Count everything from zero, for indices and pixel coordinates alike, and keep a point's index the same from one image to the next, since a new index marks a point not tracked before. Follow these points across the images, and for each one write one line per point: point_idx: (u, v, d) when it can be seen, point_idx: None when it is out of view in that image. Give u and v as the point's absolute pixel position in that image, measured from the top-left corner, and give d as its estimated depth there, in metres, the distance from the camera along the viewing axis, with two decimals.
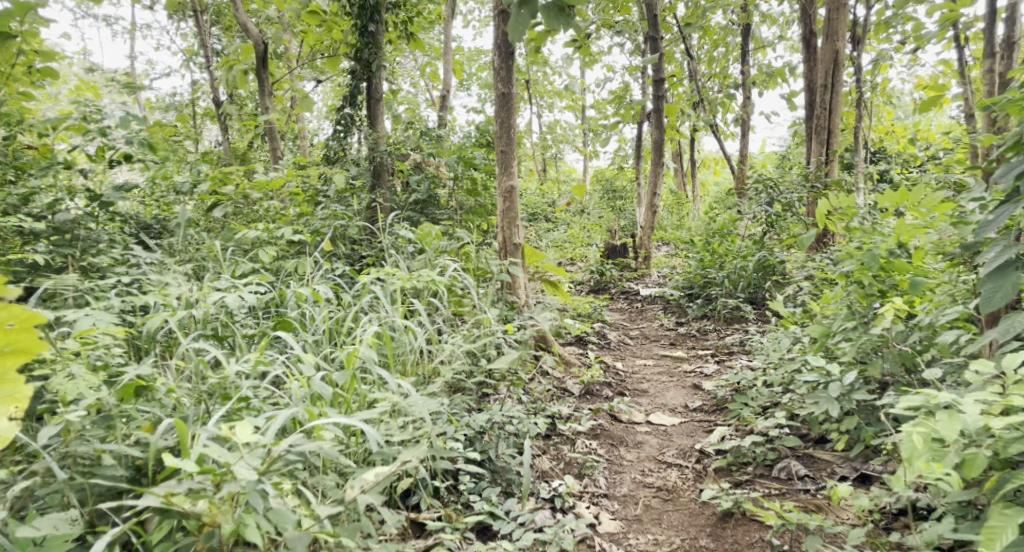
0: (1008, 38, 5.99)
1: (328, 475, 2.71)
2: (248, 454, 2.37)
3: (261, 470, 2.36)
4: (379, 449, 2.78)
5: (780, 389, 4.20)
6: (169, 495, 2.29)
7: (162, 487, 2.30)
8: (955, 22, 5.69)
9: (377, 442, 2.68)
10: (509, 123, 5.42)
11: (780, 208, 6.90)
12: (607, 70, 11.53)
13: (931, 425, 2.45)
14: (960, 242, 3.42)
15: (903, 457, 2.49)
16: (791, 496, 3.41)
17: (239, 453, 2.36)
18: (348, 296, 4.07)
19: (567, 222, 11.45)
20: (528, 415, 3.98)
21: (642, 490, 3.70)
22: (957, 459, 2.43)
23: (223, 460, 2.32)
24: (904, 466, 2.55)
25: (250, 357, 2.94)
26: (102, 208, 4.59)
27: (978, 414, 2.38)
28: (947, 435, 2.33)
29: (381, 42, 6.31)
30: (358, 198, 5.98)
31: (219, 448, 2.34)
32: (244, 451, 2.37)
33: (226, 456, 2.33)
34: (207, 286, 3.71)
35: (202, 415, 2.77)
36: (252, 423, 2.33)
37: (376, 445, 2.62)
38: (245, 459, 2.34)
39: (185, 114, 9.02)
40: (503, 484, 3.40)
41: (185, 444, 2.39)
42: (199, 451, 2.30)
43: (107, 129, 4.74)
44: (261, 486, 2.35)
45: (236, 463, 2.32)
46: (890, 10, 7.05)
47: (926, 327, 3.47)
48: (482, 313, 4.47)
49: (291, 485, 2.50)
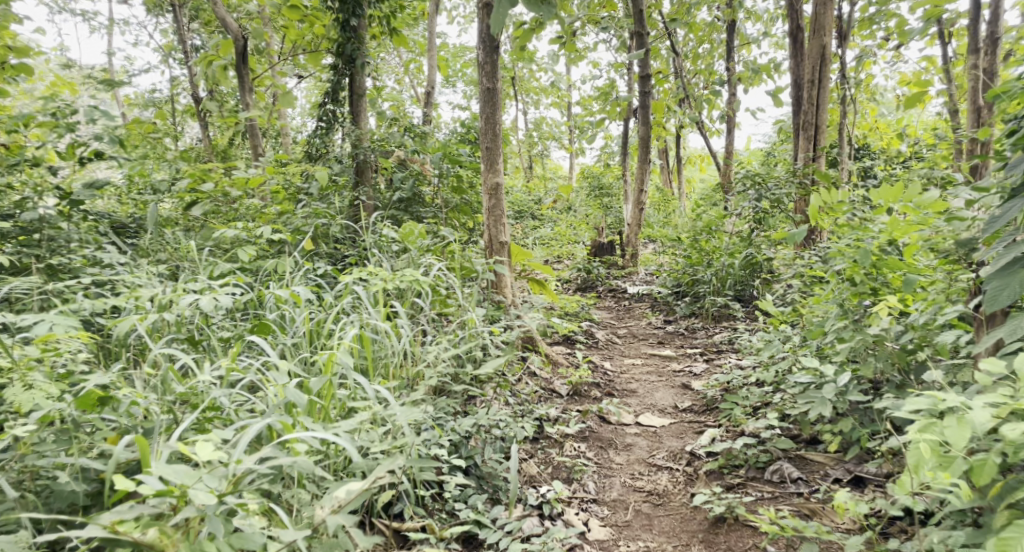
0: (993, 34, 5.94)
1: (302, 489, 2.59)
2: (208, 475, 2.26)
3: (223, 491, 2.24)
4: (357, 461, 2.66)
5: (771, 389, 4.13)
6: (117, 523, 2.14)
7: (109, 515, 2.16)
8: (940, 17, 5.63)
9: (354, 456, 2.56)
10: (494, 120, 5.30)
11: (768, 204, 6.82)
12: (593, 66, 11.44)
13: (938, 431, 2.37)
14: (955, 239, 3.33)
15: (908, 465, 2.40)
16: (784, 500, 3.33)
17: (197, 473, 2.25)
18: (329, 297, 3.95)
19: (554, 220, 11.37)
20: (514, 418, 3.88)
21: (632, 495, 3.61)
22: (964, 466, 2.35)
23: (179, 481, 2.21)
24: (908, 475, 2.46)
25: (221, 363, 2.81)
26: (73, 207, 4.44)
27: (987, 416, 2.29)
28: (959, 442, 2.25)
29: (363, 36, 6.18)
30: (340, 196, 5.86)
31: (176, 467, 2.23)
32: (203, 471, 2.27)
33: (182, 476, 2.22)
34: (182, 288, 3.59)
35: (169, 424, 2.64)
36: (212, 442, 2.22)
37: (352, 461, 2.48)
38: (202, 480, 2.23)
39: (165, 111, 8.86)
40: (489, 491, 3.29)
41: (143, 460, 2.28)
42: (155, 472, 2.19)
43: (78, 124, 4.57)
44: (222, 510, 2.23)
45: (192, 484, 2.21)
46: (875, 6, 6.99)
47: (921, 326, 3.39)
48: (467, 313, 4.35)
49: (259, 504, 2.36)
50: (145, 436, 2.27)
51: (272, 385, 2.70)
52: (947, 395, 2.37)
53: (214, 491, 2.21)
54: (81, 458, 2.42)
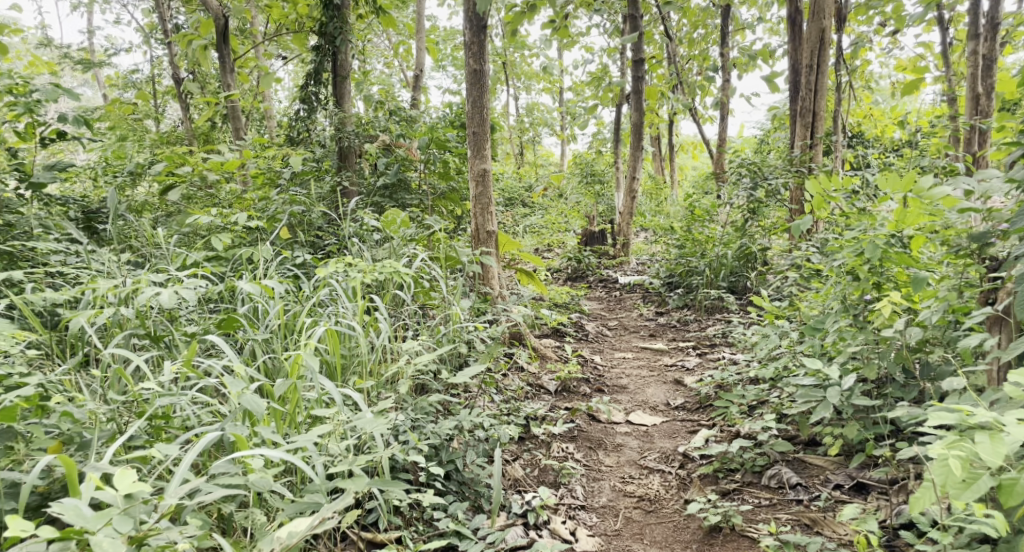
0: (993, 19, 5.78)
1: (257, 508, 2.38)
2: (120, 514, 2.05)
3: (133, 536, 2.03)
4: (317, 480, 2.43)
5: (768, 387, 3.94)
6: None
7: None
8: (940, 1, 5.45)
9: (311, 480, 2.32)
10: (481, 103, 5.07)
11: (764, 193, 6.63)
12: (585, 51, 11.18)
13: (970, 447, 2.20)
14: (969, 234, 3.15)
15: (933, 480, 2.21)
16: (782, 508, 3.16)
17: (108, 512, 2.04)
18: (305, 289, 3.74)
19: (544, 208, 11.16)
20: (499, 419, 3.69)
21: (622, 500, 3.43)
22: (993, 484, 2.17)
23: (80, 523, 2.00)
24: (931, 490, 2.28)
25: (174, 366, 2.58)
26: (34, 191, 4.22)
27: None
28: (995, 459, 2.07)
29: (347, 15, 5.91)
30: (322, 182, 5.61)
31: (82, 506, 2.02)
32: (116, 509, 2.06)
33: (85, 518, 2.01)
34: (144, 279, 3.37)
35: (115, 434, 2.44)
36: (132, 474, 2.05)
37: (306, 487, 2.25)
38: (112, 523, 2.02)
39: (147, 93, 8.58)
40: (471, 498, 3.11)
41: (68, 486, 2.11)
42: (56, 510, 1.99)
43: (40, 104, 4.30)
44: None
45: (96, 528, 1.99)
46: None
47: (932, 324, 3.21)
48: (452, 307, 4.15)
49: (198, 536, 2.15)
50: (70, 458, 2.12)
51: (227, 392, 2.48)
52: (974, 410, 2.20)
53: (119, 537, 1.99)
54: (9, 473, 2.22)
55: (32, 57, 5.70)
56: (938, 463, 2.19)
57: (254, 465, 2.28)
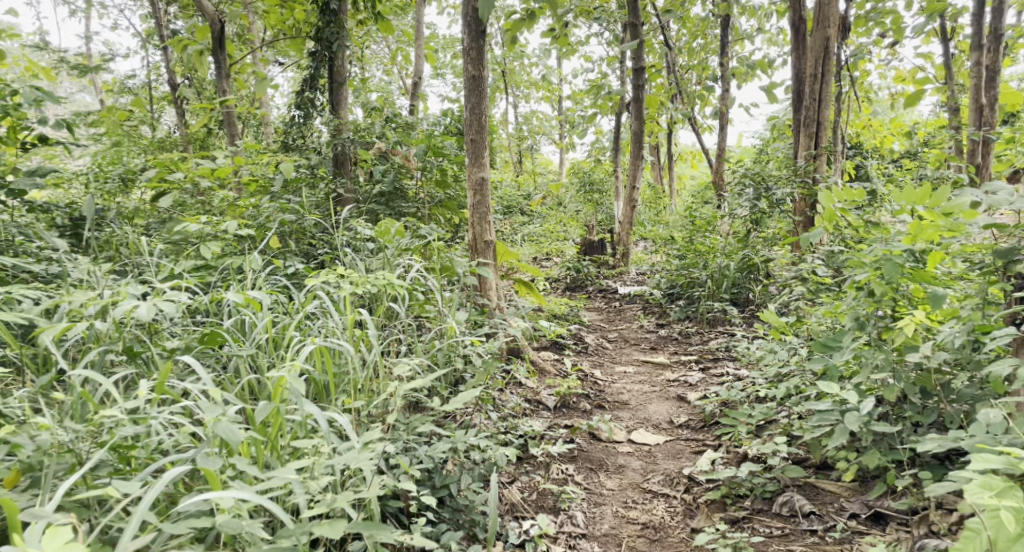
0: (996, 30, 5.70)
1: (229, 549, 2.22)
2: None
3: None
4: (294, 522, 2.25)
5: (777, 406, 3.78)
6: None
7: None
8: (940, 11, 5.43)
9: (285, 523, 2.15)
10: (479, 109, 4.91)
11: (767, 204, 6.47)
12: (585, 59, 11.05)
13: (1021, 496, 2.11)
14: (991, 251, 3.00)
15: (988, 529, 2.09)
16: (795, 539, 3.01)
17: None
18: (294, 301, 3.57)
19: (543, 217, 11.00)
20: (496, 438, 3.53)
21: (625, 528, 3.28)
22: None
23: None
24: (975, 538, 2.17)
25: (148, 388, 2.41)
26: (15, 198, 4.06)
27: None
28: None
29: (344, 19, 5.76)
30: (315, 189, 5.44)
31: None
32: None
33: None
34: (123, 290, 3.19)
35: (79, 464, 2.27)
36: (65, 535, 1.90)
37: (277, 529, 2.09)
38: None
39: (142, 98, 8.41)
40: (466, 526, 2.95)
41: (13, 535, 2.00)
42: None
43: (22, 108, 4.15)
44: None
45: None
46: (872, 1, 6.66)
47: (952, 345, 3.06)
48: (447, 321, 3.98)
49: None
50: (14, 504, 2.00)
51: (203, 417, 2.32)
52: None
53: None
54: None
55: (28, 63, 5.56)
56: (989, 510, 2.14)
57: (224, 505, 2.13)
